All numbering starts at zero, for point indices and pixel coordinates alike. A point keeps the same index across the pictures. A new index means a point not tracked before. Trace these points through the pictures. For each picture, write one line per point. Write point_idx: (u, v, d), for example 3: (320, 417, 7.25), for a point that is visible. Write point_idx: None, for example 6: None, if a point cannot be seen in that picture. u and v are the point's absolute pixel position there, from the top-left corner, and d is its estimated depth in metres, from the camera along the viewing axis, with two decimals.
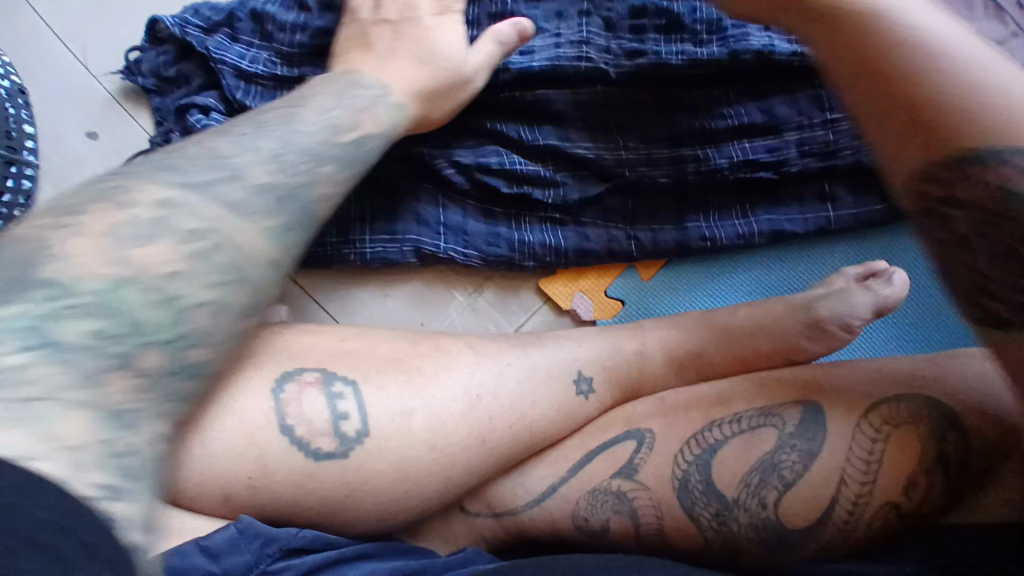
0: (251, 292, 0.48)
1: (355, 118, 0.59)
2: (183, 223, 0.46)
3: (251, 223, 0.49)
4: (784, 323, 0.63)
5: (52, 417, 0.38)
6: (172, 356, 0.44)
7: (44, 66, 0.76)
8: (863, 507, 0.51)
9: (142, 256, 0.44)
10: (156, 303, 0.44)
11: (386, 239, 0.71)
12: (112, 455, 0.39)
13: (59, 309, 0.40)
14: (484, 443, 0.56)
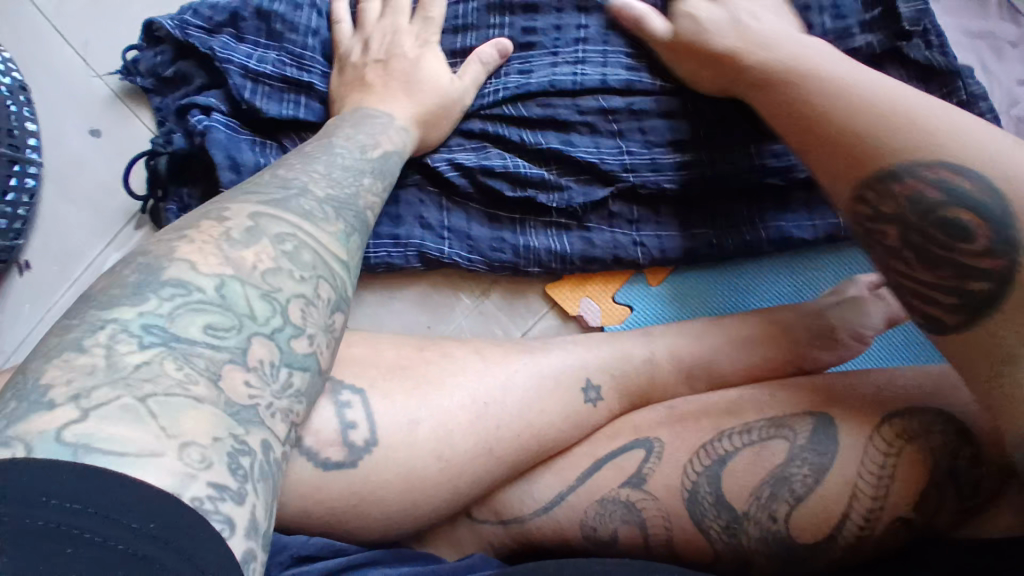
0: (331, 284, 0.47)
1: (375, 138, 0.62)
2: (273, 230, 0.47)
3: (321, 228, 0.50)
4: (795, 332, 0.62)
5: (182, 416, 0.36)
6: (280, 347, 0.42)
7: (44, 62, 0.75)
8: (875, 523, 0.50)
9: (240, 255, 0.44)
10: (256, 296, 0.43)
11: (390, 243, 0.69)
12: (233, 454, 0.37)
13: (184, 308, 0.40)
14: (491, 452, 0.56)
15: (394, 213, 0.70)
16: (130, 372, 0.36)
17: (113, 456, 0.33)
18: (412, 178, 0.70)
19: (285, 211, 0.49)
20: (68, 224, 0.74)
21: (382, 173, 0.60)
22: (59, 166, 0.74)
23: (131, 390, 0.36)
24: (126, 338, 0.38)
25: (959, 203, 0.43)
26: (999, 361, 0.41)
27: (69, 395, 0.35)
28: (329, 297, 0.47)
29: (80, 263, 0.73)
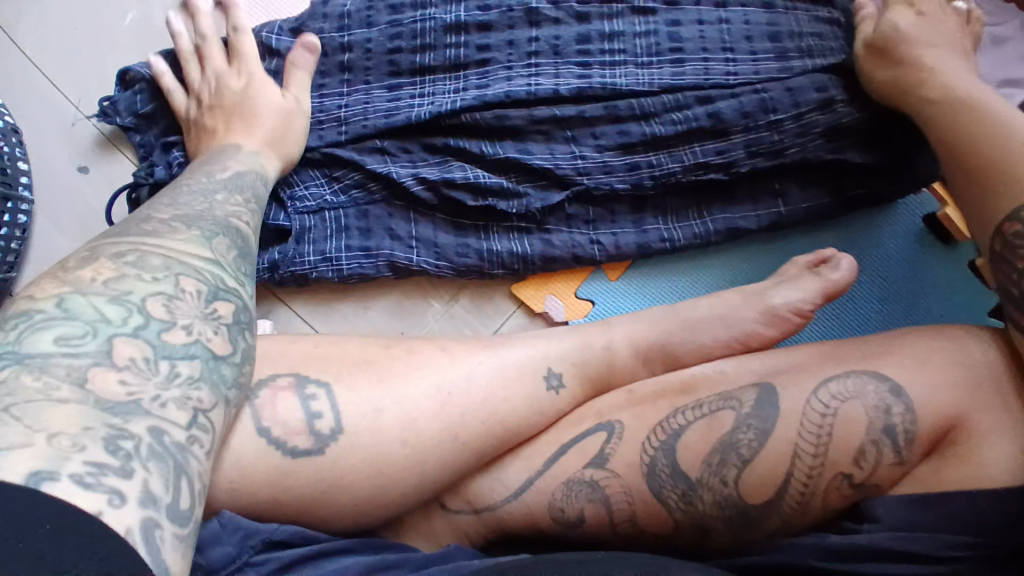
0: (196, 277, 0.49)
1: (227, 164, 0.66)
2: (115, 252, 0.48)
3: (172, 238, 0.52)
4: (743, 312, 0.66)
5: (46, 413, 0.37)
6: (150, 344, 0.44)
7: (35, 106, 0.80)
8: (817, 479, 0.53)
9: (81, 274, 0.46)
10: (107, 303, 0.44)
11: (361, 255, 0.73)
12: (108, 439, 0.38)
13: (31, 330, 0.41)
14: (457, 438, 0.59)
15: (364, 227, 0.74)
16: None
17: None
18: (379, 193, 0.74)
19: (129, 236, 0.51)
20: (59, 253, 0.78)
21: (237, 188, 0.63)
22: (51, 201, 0.79)
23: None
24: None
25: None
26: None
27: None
28: (199, 290, 0.49)
29: None
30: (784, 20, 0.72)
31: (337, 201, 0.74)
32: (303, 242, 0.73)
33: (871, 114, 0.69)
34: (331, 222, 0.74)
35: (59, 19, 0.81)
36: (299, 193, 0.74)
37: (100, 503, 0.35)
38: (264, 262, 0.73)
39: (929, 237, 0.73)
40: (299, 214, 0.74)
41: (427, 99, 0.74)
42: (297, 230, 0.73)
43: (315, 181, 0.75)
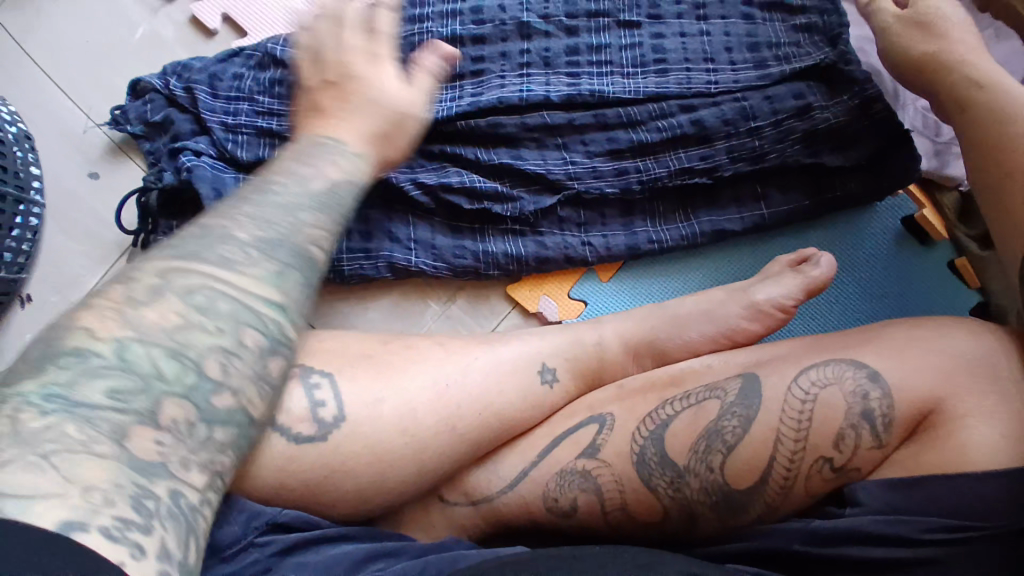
0: (259, 330, 0.48)
1: (319, 168, 0.57)
2: (184, 286, 0.46)
3: (242, 273, 0.48)
4: (727, 307, 0.68)
5: (82, 467, 0.38)
6: (197, 406, 0.44)
7: (47, 115, 0.83)
8: (800, 463, 0.55)
9: (145, 315, 0.44)
10: (166, 358, 0.44)
11: (362, 256, 0.76)
12: (134, 497, 0.39)
13: (82, 375, 0.41)
14: (455, 429, 0.62)
15: (365, 229, 0.77)
16: (31, 435, 0.37)
17: (21, 499, 0.35)
18: (379, 198, 0.77)
19: (195, 266, 0.47)
20: (68, 257, 0.81)
21: (325, 203, 0.55)
22: (60, 207, 0.82)
23: (32, 448, 0.37)
24: (24, 407, 0.38)
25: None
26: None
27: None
28: (258, 344, 0.48)
29: (80, 291, 0.80)
30: (762, 31, 0.76)
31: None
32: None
33: (846, 120, 0.73)
34: None
35: (72, 33, 0.85)
36: None
37: (123, 555, 0.36)
38: None
39: (906, 238, 0.76)
40: None
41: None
42: None
43: None
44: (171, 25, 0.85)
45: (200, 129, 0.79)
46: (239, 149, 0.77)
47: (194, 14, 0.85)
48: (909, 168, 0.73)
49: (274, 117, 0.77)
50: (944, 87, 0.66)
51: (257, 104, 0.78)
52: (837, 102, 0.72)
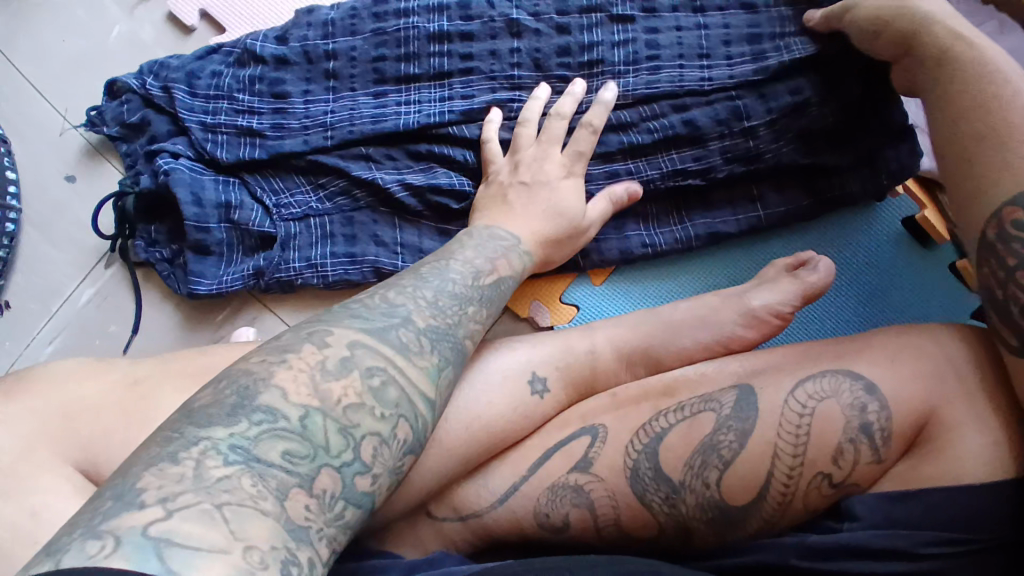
0: (410, 425, 0.48)
1: (492, 263, 0.61)
2: (365, 364, 0.48)
3: (413, 363, 0.50)
4: (722, 314, 0.66)
5: (249, 522, 0.37)
6: (344, 482, 0.44)
7: (23, 117, 0.81)
8: (798, 479, 0.53)
9: (330, 387, 0.45)
10: (336, 431, 0.44)
11: (346, 262, 0.74)
12: (283, 562, 0.37)
13: (269, 433, 0.42)
14: (444, 445, 0.62)
15: (349, 233, 0.75)
16: (211, 483, 0.38)
17: (187, 549, 0.34)
18: (364, 201, 0.75)
19: (376, 338, 0.49)
20: (45, 264, 0.79)
21: (486, 301, 0.59)
22: (36, 211, 0.79)
23: (210, 497, 0.37)
24: (212, 452, 0.40)
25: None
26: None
27: (158, 496, 0.36)
28: (407, 438, 0.48)
29: (59, 298, 0.78)
30: (764, 22, 0.72)
31: (322, 208, 0.75)
32: (289, 249, 0.74)
33: (840, 116, 0.70)
34: (317, 230, 0.74)
35: (47, 32, 0.81)
36: (285, 201, 0.75)
37: None
38: (249, 269, 0.73)
39: (910, 240, 0.74)
40: (285, 221, 0.74)
41: (410, 108, 0.74)
42: (282, 236, 0.74)
43: (300, 188, 0.75)
44: (149, 25, 0.82)
45: (179, 130, 0.76)
46: (219, 150, 0.74)
47: (172, 11, 0.82)
48: (909, 162, 0.70)
49: (254, 117, 0.75)
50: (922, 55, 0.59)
51: (238, 102, 0.75)
52: (832, 96, 0.69)
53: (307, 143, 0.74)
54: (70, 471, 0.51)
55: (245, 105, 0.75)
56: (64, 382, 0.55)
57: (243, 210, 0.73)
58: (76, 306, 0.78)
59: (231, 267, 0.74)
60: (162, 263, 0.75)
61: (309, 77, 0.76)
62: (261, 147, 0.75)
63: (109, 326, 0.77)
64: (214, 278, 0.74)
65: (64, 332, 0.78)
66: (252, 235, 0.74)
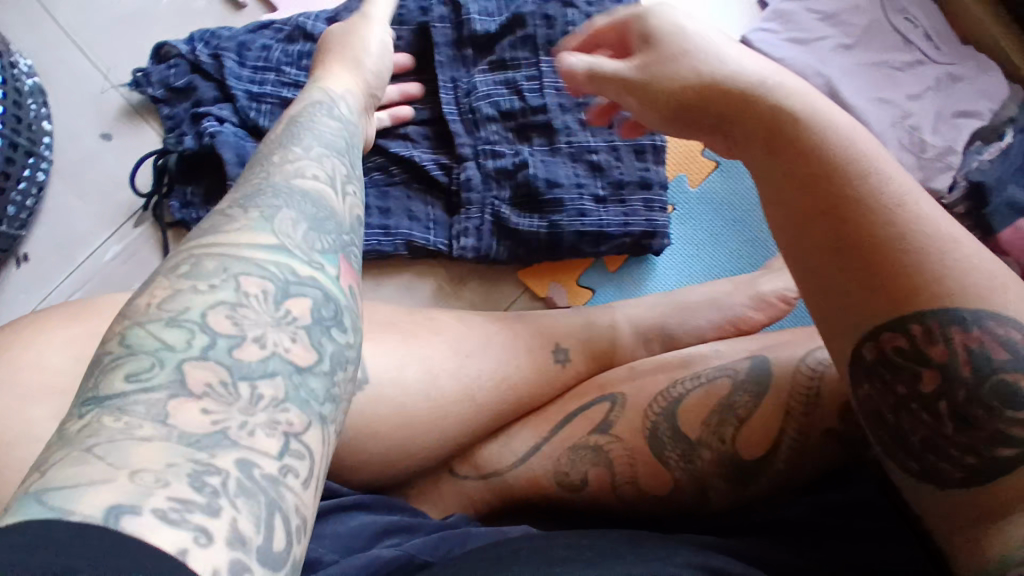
0: (264, 275, 0.41)
1: (309, 135, 0.55)
2: (176, 263, 0.41)
3: (232, 232, 0.43)
4: (733, 297, 0.73)
5: (129, 453, 0.31)
6: (223, 364, 0.36)
7: (61, 71, 0.82)
8: (808, 435, 0.59)
9: (138, 302, 0.39)
10: (163, 327, 0.37)
11: (380, 233, 0.77)
12: (193, 475, 0.31)
13: (111, 365, 0.35)
14: (475, 398, 0.65)
15: (383, 207, 0.79)
16: (76, 435, 0.32)
17: (74, 488, 0.29)
18: (400, 177, 0.80)
19: (188, 246, 0.43)
20: (71, 218, 0.79)
21: (314, 155, 0.53)
22: (67, 165, 0.80)
23: (77, 445, 0.32)
24: (69, 419, 0.34)
25: (1018, 365, 0.38)
26: (996, 514, 0.39)
27: (38, 466, 0.31)
28: (266, 289, 0.40)
29: (82, 253, 0.79)
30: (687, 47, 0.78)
31: None
32: None
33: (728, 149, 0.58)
34: None
35: None
36: None
37: (183, 542, 0.29)
38: None
39: None
40: None
41: (451, 100, 0.81)
42: None
43: None
44: None
45: (222, 96, 0.79)
46: (262, 117, 0.78)
47: None
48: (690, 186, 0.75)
49: (298, 90, 0.78)
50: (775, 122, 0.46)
51: (287, 75, 0.79)
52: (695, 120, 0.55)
53: None
54: None
55: (291, 80, 0.79)
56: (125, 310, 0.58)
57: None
58: (100, 262, 0.79)
59: None
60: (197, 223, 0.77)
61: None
62: None
63: (133, 283, 0.78)
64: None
65: (85, 286, 0.78)
66: None
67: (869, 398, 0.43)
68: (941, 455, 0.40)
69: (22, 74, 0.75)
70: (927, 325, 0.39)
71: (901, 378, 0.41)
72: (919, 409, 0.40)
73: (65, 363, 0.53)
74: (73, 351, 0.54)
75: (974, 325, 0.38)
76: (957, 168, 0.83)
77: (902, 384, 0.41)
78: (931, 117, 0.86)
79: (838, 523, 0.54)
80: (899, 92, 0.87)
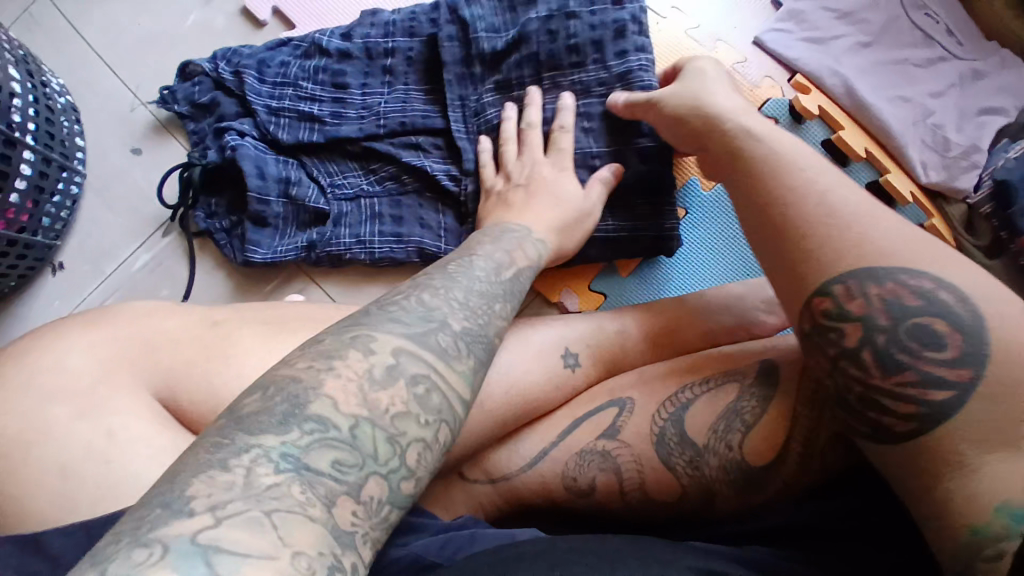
0: (450, 428, 0.46)
1: (511, 257, 0.62)
2: (410, 371, 0.45)
3: (453, 367, 0.47)
4: (745, 301, 0.72)
5: (295, 529, 0.36)
6: (389, 488, 0.41)
7: (94, 90, 0.86)
8: (818, 441, 0.57)
9: (377, 397, 0.43)
10: (383, 440, 0.42)
11: (393, 241, 0.79)
12: (331, 571, 0.36)
13: (318, 442, 0.40)
14: (483, 406, 0.65)
15: (396, 215, 0.80)
16: (261, 490, 0.37)
17: (236, 557, 0.33)
18: (412, 185, 0.81)
19: (393, 333, 0.47)
20: (101, 229, 0.83)
21: (511, 294, 0.58)
22: (99, 179, 0.85)
23: (259, 504, 0.36)
24: (262, 460, 0.38)
25: (932, 311, 0.47)
26: (951, 462, 0.45)
27: (207, 504, 0.35)
28: (448, 442, 0.45)
29: (113, 262, 0.82)
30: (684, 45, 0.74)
31: (373, 189, 0.81)
32: (340, 226, 0.79)
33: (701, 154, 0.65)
34: (367, 210, 0.80)
35: (124, 14, 0.88)
36: (338, 182, 0.81)
37: None
38: (303, 241, 0.79)
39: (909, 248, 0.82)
40: (337, 200, 0.80)
41: (459, 103, 0.80)
42: (334, 214, 0.80)
43: (353, 171, 0.81)
44: (221, 15, 0.89)
45: (244, 113, 0.82)
46: (280, 130, 0.80)
47: (244, 6, 0.89)
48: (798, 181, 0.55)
49: (315, 103, 0.81)
50: (715, 143, 0.62)
51: (303, 88, 0.81)
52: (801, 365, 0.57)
53: (364, 130, 0.80)
54: (148, 397, 0.56)
55: (308, 93, 0.81)
56: (149, 316, 0.61)
57: (301, 186, 0.79)
58: (130, 271, 0.82)
59: (285, 239, 0.80)
60: (221, 232, 0.81)
61: (367, 71, 0.82)
62: (317, 131, 0.80)
63: (161, 291, 0.82)
64: (270, 248, 0.80)
65: (115, 294, 0.82)
66: (307, 211, 0.80)
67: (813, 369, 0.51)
68: (879, 406, 0.47)
69: (55, 93, 0.80)
70: (846, 287, 0.49)
71: (834, 339, 0.49)
72: (848, 364, 0.48)
73: (87, 368, 0.55)
74: (97, 355, 0.57)
75: (884, 278, 0.48)
76: (981, 165, 0.81)
77: (831, 344, 0.49)
78: (953, 115, 0.84)
79: (849, 529, 0.53)
80: (918, 90, 0.85)
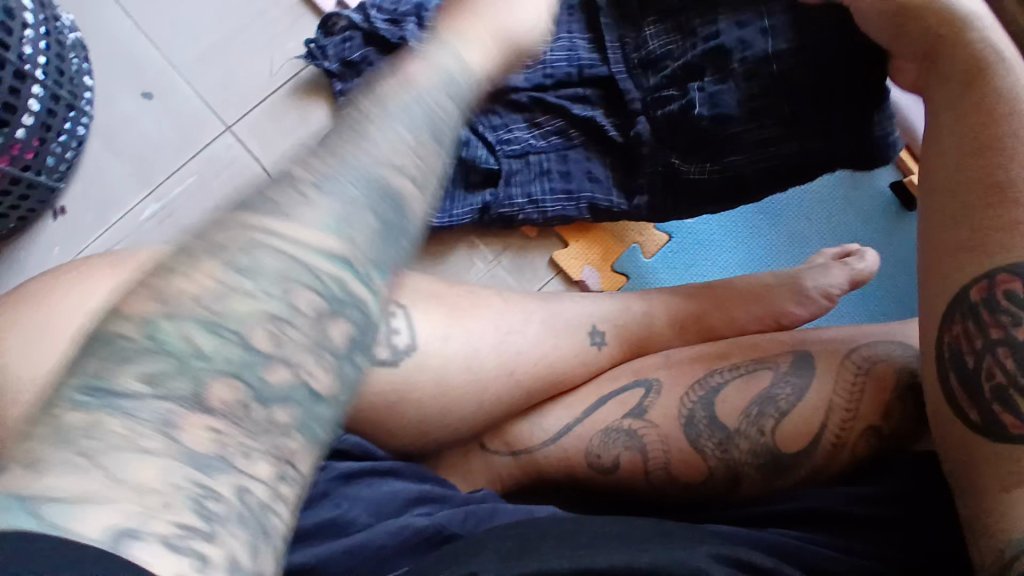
0: (318, 292, 0.33)
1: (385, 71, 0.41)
2: (238, 248, 0.32)
3: (294, 226, 0.33)
4: (773, 291, 0.72)
5: (132, 463, 0.27)
6: (249, 387, 0.31)
7: (105, 29, 0.82)
8: (850, 431, 0.59)
9: (177, 289, 0.31)
10: (204, 331, 0.30)
11: (563, 198, 0.82)
12: (194, 500, 0.28)
13: (118, 358, 0.29)
14: (513, 375, 0.65)
15: (564, 170, 0.83)
16: (71, 430, 0.27)
17: (74, 504, 0.26)
18: (578, 139, 0.84)
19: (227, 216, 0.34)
20: (106, 175, 0.79)
21: (407, 114, 0.38)
22: (106, 123, 0.80)
23: (72, 444, 0.27)
24: (63, 395, 0.28)
25: None
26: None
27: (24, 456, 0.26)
28: (322, 313, 0.33)
29: (118, 211, 0.79)
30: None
31: (539, 145, 0.84)
32: (511, 185, 0.82)
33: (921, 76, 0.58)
34: (536, 166, 0.83)
35: None
36: (507, 136, 0.84)
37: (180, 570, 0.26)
38: (478, 203, 0.82)
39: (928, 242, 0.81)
40: (506, 157, 0.83)
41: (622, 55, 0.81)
42: (505, 172, 0.82)
43: (518, 124, 0.84)
44: None
45: None
46: None
47: None
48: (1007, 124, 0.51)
49: None
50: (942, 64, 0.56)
51: None
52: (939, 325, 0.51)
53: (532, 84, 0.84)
54: None
55: None
56: None
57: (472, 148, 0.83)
58: (136, 221, 0.79)
59: (457, 203, 0.83)
60: None
61: None
62: None
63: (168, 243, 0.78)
64: (445, 212, 0.82)
65: (119, 244, 0.78)
66: (478, 171, 0.83)
67: (957, 343, 0.49)
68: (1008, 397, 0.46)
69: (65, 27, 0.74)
70: None
71: (1001, 322, 0.47)
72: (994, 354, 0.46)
73: None
74: None
75: None
76: None
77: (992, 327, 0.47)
78: None
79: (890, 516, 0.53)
80: None
